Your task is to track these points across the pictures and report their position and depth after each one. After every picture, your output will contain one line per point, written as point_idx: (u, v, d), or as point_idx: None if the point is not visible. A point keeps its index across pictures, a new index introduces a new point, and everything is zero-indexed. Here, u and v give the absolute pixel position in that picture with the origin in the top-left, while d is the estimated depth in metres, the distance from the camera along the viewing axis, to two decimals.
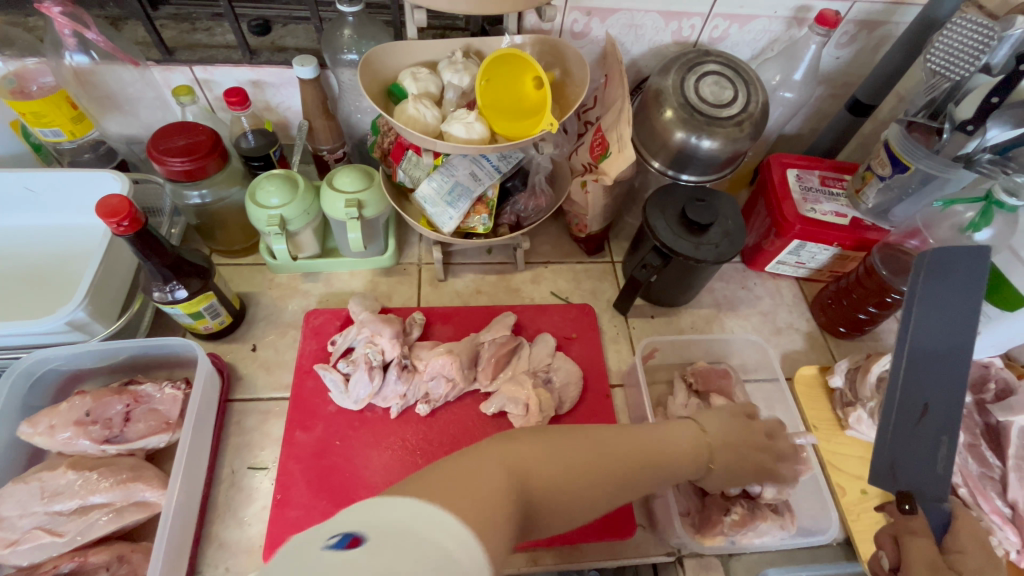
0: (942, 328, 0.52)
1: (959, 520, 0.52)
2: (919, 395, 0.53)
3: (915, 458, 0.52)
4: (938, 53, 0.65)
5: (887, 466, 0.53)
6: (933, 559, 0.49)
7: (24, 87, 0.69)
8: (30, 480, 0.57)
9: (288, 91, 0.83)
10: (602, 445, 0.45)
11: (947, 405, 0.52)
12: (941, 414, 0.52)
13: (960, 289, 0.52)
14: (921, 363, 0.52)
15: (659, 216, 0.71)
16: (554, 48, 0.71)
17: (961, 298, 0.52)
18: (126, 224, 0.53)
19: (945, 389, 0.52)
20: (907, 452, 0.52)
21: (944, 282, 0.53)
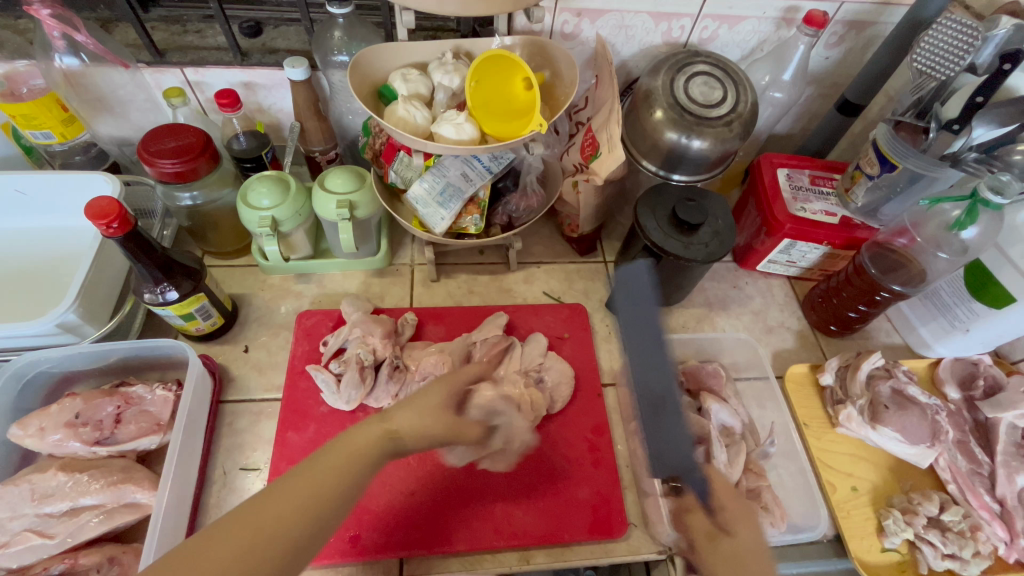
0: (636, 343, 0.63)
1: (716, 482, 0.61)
2: (656, 390, 0.62)
3: (669, 445, 0.62)
4: (924, 53, 0.66)
5: (653, 455, 0.62)
6: (708, 525, 0.58)
7: (15, 90, 0.69)
8: (20, 482, 0.57)
9: (279, 93, 0.83)
10: (262, 510, 0.41)
11: (667, 389, 0.62)
12: (672, 406, 0.62)
13: (641, 302, 0.64)
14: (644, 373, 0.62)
15: (650, 216, 0.71)
16: (542, 49, 0.71)
17: (643, 303, 0.64)
18: (115, 225, 0.53)
19: (663, 383, 0.62)
20: (656, 435, 0.63)
21: (627, 297, 0.65)
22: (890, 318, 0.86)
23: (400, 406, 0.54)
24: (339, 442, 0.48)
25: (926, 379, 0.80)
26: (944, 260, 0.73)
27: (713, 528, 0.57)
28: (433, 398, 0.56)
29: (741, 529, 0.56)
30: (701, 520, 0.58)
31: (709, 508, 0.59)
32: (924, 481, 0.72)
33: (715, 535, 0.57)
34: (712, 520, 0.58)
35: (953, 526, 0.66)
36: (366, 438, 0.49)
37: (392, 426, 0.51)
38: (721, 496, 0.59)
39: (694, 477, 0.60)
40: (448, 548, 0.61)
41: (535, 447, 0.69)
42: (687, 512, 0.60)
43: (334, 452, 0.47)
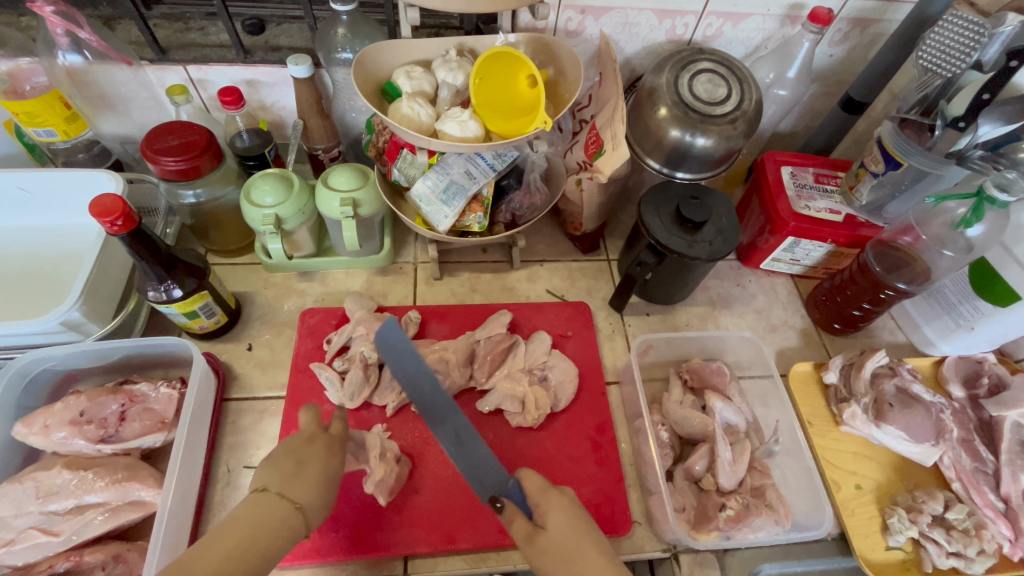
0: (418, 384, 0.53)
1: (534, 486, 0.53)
2: (450, 425, 0.53)
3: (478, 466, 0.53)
4: (929, 50, 0.66)
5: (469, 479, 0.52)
6: (526, 528, 0.50)
7: (17, 88, 0.68)
8: (25, 480, 0.57)
9: (282, 90, 0.83)
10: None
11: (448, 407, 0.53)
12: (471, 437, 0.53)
13: (399, 351, 0.53)
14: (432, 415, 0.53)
15: (654, 213, 0.71)
16: (547, 46, 0.71)
17: (403, 356, 0.53)
18: (119, 223, 0.53)
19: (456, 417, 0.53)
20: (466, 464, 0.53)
21: (389, 352, 0.53)
22: (893, 317, 0.86)
23: (280, 473, 0.49)
24: (235, 519, 0.43)
25: (930, 378, 0.80)
26: (949, 258, 0.73)
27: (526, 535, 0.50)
28: (316, 461, 0.52)
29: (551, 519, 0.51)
30: (521, 525, 0.50)
31: (531, 515, 0.52)
32: (928, 479, 0.71)
33: (534, 533, 0.50)
34: (532, 526, 0.50)
35: (958, 524, 0.66)
36: (269, 510, 0.45)
37: (284, 491, 0.48)
38: (537, 496, 0.52)
39: (511, 490, 0.53)
40: (452, 545, 0.61)
41: (539, 445, 0.69)
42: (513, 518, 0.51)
43: (225, 532, 0.42)
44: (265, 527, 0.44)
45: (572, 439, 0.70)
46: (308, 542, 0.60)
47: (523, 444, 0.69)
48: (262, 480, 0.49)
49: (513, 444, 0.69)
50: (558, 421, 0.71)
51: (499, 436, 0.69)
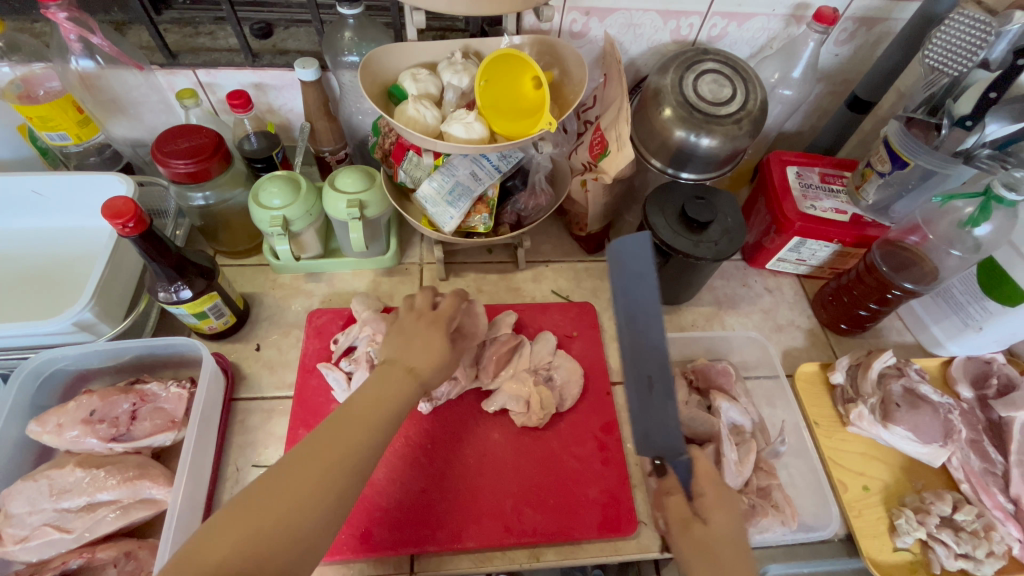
0: (640, 300, 0.59)
1: (702, 468, 0.57)
2: (643, 370, 0.58)
3: (660, 424, 0.58)
4: (936, 50, 0.65)
5: (641, 435, 0.58)
6: (685, 511, 0.55)
7: (31, 93, 0.71)
8: (39, 478, 0.58)
9: (290, 93, 0.83)
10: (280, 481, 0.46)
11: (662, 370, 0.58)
12: (662, 384, 0.57)
13: (636, 270, 0.59)
14: (636, 342, 0.59)
15: (658, 214, 0.71)
16: (552, 48, 0.72)
17: (637, 276, 0.59)
18: (131, 225, 0.54)
19: (655, 354, 0.58)
20: (651, 419, 0.58)
21: (620, 266, 0.60)
22: (901, 317, 0.86)
23: (404, 345, 0.57)
24: (376, 394, 0.53)
25: (938, 378, 0.80)
26: (956, 258, 0.73)
27: (691, 515, 0.55)
28: (425, 341, 0.57)
29: (716, 517, 0.53)
30: (680, 503, 0.56)
31: (690, 493, 0.56)
32: (936, 480, 0.71)
33: (692, 522, 0.54)
34: (690, 506, 0.55)
35: (966, 525, 0.65)
36: (397, 384, 0.54)
37: (411, 367, 0.55)
38: (704, 482, 0.56)
39: (682, 462, 0.57)
40: (457, 545, 0.62)
41: (544, 444, 0.69)
42: (668, 493, 0.57)
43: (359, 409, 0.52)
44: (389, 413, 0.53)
45: (577, 439, 0.70)
46: None
47: (528, 443, 0.69)
48: (395, 354, 0.57)
49: (518, 443, 0.69)
50: (563, 421, 0.71)
51: (505, 436, 0.69)
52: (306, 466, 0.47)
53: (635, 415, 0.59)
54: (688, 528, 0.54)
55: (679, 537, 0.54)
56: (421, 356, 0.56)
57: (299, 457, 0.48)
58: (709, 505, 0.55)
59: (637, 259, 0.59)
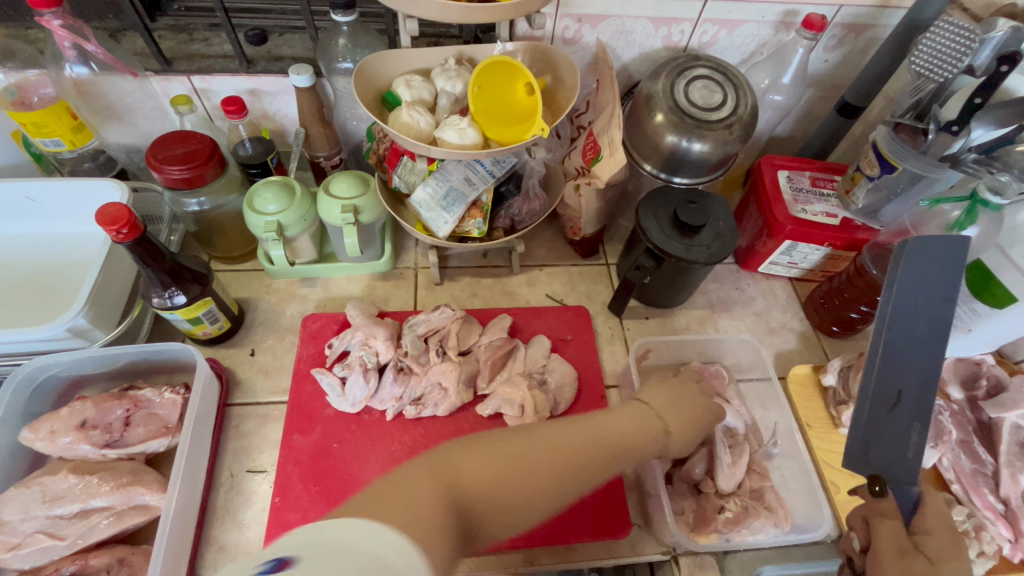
0: (918, 300, 0.58)
1: (928, 501, 0.54)
2: (897, 381, 0.56)
3: (889, 443, 0.55)
4: (921, 56, 0.67)
5: (861, 446, 0.55)
6: (900, 539, 0.51)
7: (26, 99, 0.71)
8: (31, 485, 0.58)
9: (284, 99, 0.84)
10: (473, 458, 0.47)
11: (918, 402, 0.55)
12: (912, 407, 0.55)
13: (924, 271, 0.58)
14: (898, 348, 0.57)
15: (651, 218, 0.72)
16: (544, 54, 0.72)
17: (942, 279, 0.58)
18: (125, 231, 0.54)
19: (925, 372, 0.56)
20: (884, 435, 0.55)
21: (909, 262, 0.59)
22: None
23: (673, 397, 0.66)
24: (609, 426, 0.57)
25: (928, 380, 0.80)
26: None
27: (908, 546, 0.51)
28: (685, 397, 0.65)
29: (944, 559, 0.49)
30: (895, 529, 0.52)
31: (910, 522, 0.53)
32: (927, 481, 0.72)
33: (909, 552, 0.50)
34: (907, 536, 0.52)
35: (957, 526, 0.66)
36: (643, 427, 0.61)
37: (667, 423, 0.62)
38: (933, 519, 0.53)
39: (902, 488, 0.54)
40: None
41: None
42: (882, 515, 0.53)
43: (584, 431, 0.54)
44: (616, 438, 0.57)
45: None
46: None
47: None
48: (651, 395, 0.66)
49: None
50: None
51: None
52: (516, 447, 0.50)
53: (857, 426, 0.56)
54: (906, 556, 0.50)
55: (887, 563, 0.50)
56: (629, 418, 0.60)
57: (565, 447, 0.51)
58: (934, 549, 0.51)
59: (941, 259, 0.58)
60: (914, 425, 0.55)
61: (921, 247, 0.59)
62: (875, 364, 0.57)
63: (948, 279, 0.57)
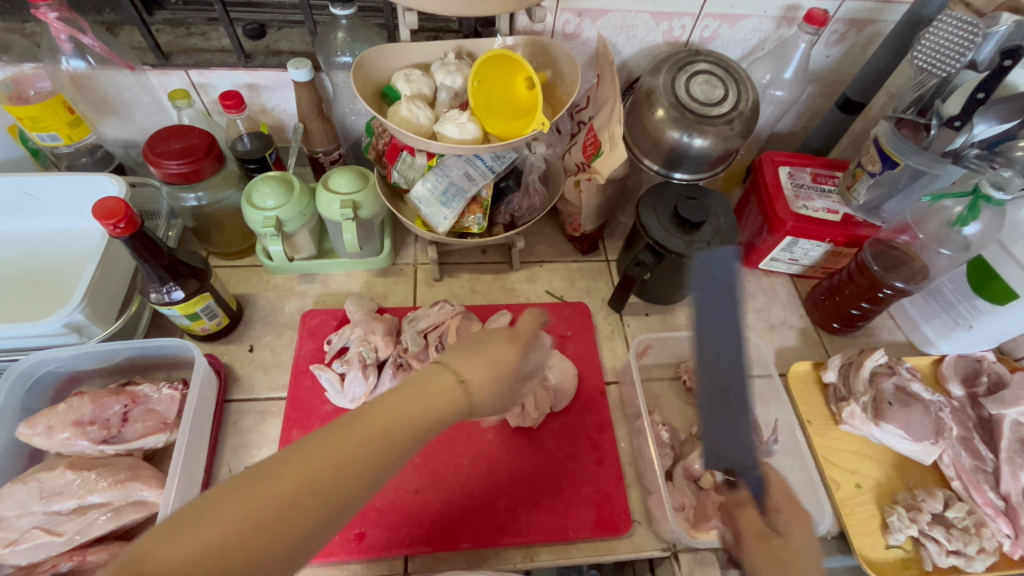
0: (717, 330, 0.53)
1: (772, 479, 0.53)
2: (720, 382, 0.53)
3: (728, 435, 0.53)
4: (924, 52, 0.66)
5: (709, 448, 0.53)
6: (760, 524, 0.51)
7: (22, 93, 0.70)
8: (28, 480, 0.57)
9: (283, 94, 0.83)
10: (273, 484, 0.38)
11: (737, 381, 0.53)
12: (740, 395, 0.53)
13: (716, 287, 0.53)
14: (715, 373, 0.53)
15: (652, 214, 0.72)
16: (544, 49, 0.72)
17: (721, 285, 0.54)
18: (122, 226, 0.54)
19: (731, 366, 0.53)
20: (726, 432, 0.53)
21: (704, 275, 0.54)
22: (893, 316, 0.86)
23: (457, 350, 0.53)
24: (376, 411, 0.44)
25: (929, 376, 0.80)
26: (946, 257, 0.73)
27: (767, 530, 0.51)
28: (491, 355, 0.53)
29: (795, 532, 0.50)
30: (753, 518, 0.51)
31: (763, 505, 0.52)
32: (928, 477, 0.71)
33: (768, 535, 0.50)
34: (764, 520, 0.51)
35: (958, 522, 0.66)
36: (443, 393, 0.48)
37: (464, 377, 0.50)
38: (785, 501, 0.52)
39: (752, 475, 0.53)
40: (452, 545, 0.61)
41: (538, 444, 0.69)
42: (739, 506, 0.52)
43: (365, 412, 0.44)
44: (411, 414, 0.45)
45: (571, 438, 0.70)
46: None
47: (521, 443, 0.69)
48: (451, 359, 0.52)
49: (512, 443, 0.69)
50: (557, 420, 0.71)
51: (500, 436, 0.69)
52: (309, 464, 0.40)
53: (704, 426, 0.53)
54: (767, 541, 0.50)
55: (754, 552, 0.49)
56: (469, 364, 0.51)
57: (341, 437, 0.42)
58: (788, 524, 0.51)
59: (725, 276, 0.54)
60: (748, 416, 0.52)
61: (706, 265, 0.54)
62: (699, 396, 0.53)
63: (729, 293, 0.53)
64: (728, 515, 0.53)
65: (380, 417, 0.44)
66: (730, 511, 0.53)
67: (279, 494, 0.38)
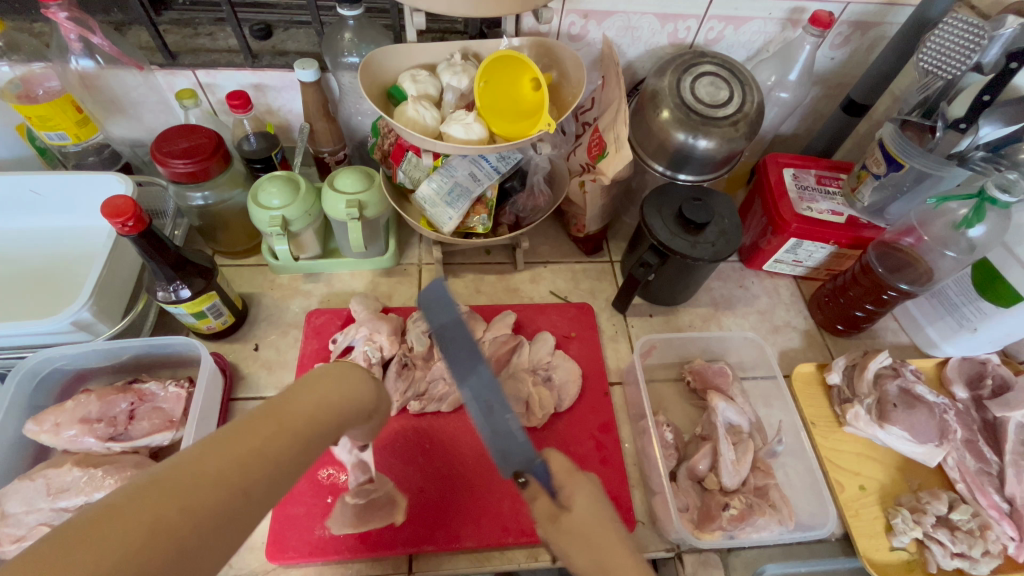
0: (456, 349, 0.55)
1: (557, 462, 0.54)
2: (484, 394, 0.53)
3: (507, 438, 0.53)
4: (930, 53, 0.67)
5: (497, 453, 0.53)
6: (550, 509, 0.52)
7: (31, 92, 0.70)
8: (36, 477, 0.58)
9: (289, 94, 0.84)
10: (191, 470, 0.31)
11: (493, 390, 0.53)
12: (500, 403, 0.53)
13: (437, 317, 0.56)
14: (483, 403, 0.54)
15: (656, 215, 0.72)
16: (550, 50, 0.72)
17: (450, 317, 0.55)
18: (130, 224, 0.54)
19: (465, 366, 0.55)
20: (498, 436, 0.53)
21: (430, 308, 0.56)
22: (897, 318, 0.86)
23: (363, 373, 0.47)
24: (296, 399, 0.38)
25: (933, 379, 0.80)
26: (951, 259, 0.73)
27: (554, 509, 0.52)
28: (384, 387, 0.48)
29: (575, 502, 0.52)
30: (545, 503, 0.52)
31: (557, 495, 0.52)
32: (932, 479, 0.71)
33: (557, 514, 0.51)
34: (556, 506, 0.52)
35: (962, 525, 0.66)
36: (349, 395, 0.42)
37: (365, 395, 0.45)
38: (563, 478, 0.53)
39: (536, 467, 0.53)
40: (455, 544, 0.62)
41: (542, 444, 0.69)
42: (535, 497, 0.53)
43: (272, 412, 0.37)
44: (335, 400, 0.40)
45: (575, 439, 0.70)
46: (316, 539, 0.61)
47: None
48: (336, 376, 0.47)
49: None
50: (561, 420, 0.71)
51: None
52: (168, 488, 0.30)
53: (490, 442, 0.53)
54: (555, 523, 0.51)
55: (552, 532, 0.52)
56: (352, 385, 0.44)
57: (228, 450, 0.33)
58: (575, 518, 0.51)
59: (444, 302, 0.56)
60: (510, 418, 0.53)
61: (430, 294, 0.56)
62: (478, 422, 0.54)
63: (453, 315, 0.55)
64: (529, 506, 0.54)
65: (294, 415, 0.37)
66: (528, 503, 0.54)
67: (178, 493, 0.30)
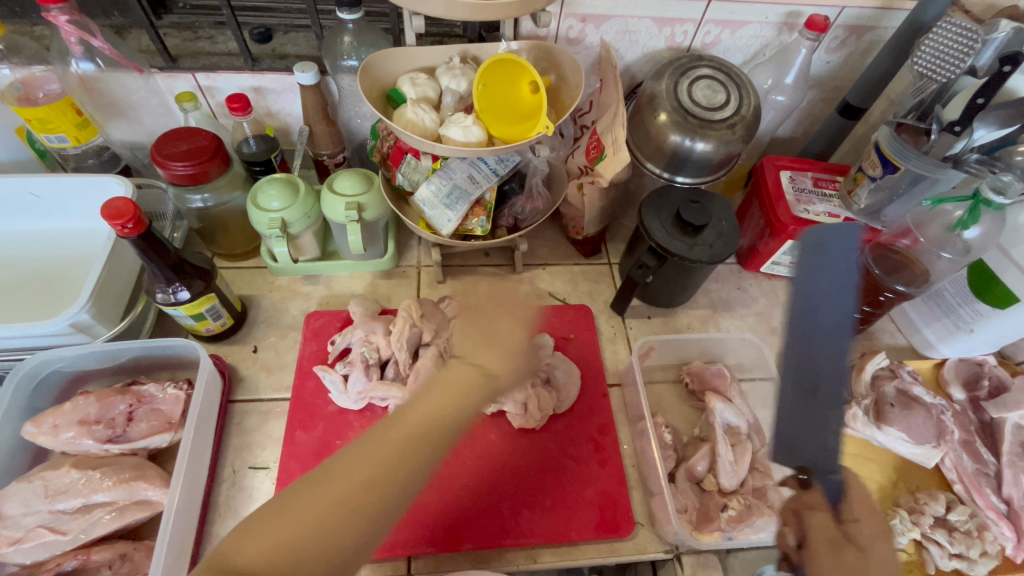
0: (815, 309, 0.53)
1: (851, 489, 0.55)
2: (826, 374, 0.53)
3: (805, 436, 0.55)
4: (924, 57, 0.67)
5: (786, 444, 0.55)
6: (833, 532, 0.53)
7: (31, 95, 0.71)
8: (33, 479, 0.58)
9: (288, 97, 0.84)
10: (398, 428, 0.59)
11: (835, 377, 0.53)
12: (832, 391, 0.53)
13: (836, 255, 0.55)
14: (808, 326, 0.53)
15: (654, 216, 0.72)
16: (549, 54, 0.73)
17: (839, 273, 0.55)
18: (130, 226, 0.54)
19: (828, 360, 0.53)
20: (805, 428, 0.55)
21: (824, 252, 0.56)
22: (894, 320, 0.86)
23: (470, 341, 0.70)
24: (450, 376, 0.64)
25: (930, 380, 0.80)
26: (946, 261, 0.73)
27: (839, 538, 0.53)
28: (507, 326, 0.71)
29: (874, 545, 0.52)
30: (824, 521, 0.54)
31: (837, 510, 0.54)
32: (930, 480, 0.72)
33: (840, 543, 0.52)
34: (837, 526, 0.54)
35: (960, 525, 0.66)
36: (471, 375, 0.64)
37: (485, 367, 0.67)
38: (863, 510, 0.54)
39: (830, 479, 0.55)
40: (454, 546, 0.62)
41: (541, 446, 0.69)
42: (810, 507, 0.55)
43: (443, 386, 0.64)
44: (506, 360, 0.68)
45: (574, 440, 0.70)
46: None
47: (524, 445, 0.69)
48: (461, 351, 0.66)
49: (515, 445, 0.69)
50: (560, 422, 0.72)
51: (502, 438, 0.70)
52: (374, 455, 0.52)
53: (780, 422, 0.55)
54: (839, 550, 0.51)
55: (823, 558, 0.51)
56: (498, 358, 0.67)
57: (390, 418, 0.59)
58: (865, 536, 0.53)
59: (845, 249, 0.56)
60: (833, 412, 0.53)
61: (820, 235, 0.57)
62: (787, 365, 0.55)
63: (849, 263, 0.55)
64: (796, 517, 0.56)
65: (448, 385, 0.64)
66: (798, 512, 0.56)
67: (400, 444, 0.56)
